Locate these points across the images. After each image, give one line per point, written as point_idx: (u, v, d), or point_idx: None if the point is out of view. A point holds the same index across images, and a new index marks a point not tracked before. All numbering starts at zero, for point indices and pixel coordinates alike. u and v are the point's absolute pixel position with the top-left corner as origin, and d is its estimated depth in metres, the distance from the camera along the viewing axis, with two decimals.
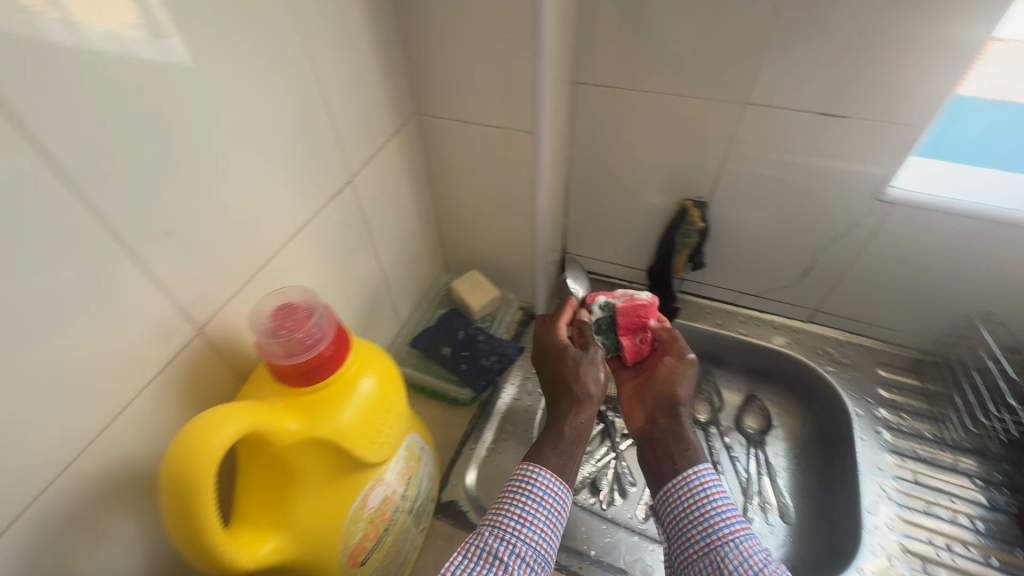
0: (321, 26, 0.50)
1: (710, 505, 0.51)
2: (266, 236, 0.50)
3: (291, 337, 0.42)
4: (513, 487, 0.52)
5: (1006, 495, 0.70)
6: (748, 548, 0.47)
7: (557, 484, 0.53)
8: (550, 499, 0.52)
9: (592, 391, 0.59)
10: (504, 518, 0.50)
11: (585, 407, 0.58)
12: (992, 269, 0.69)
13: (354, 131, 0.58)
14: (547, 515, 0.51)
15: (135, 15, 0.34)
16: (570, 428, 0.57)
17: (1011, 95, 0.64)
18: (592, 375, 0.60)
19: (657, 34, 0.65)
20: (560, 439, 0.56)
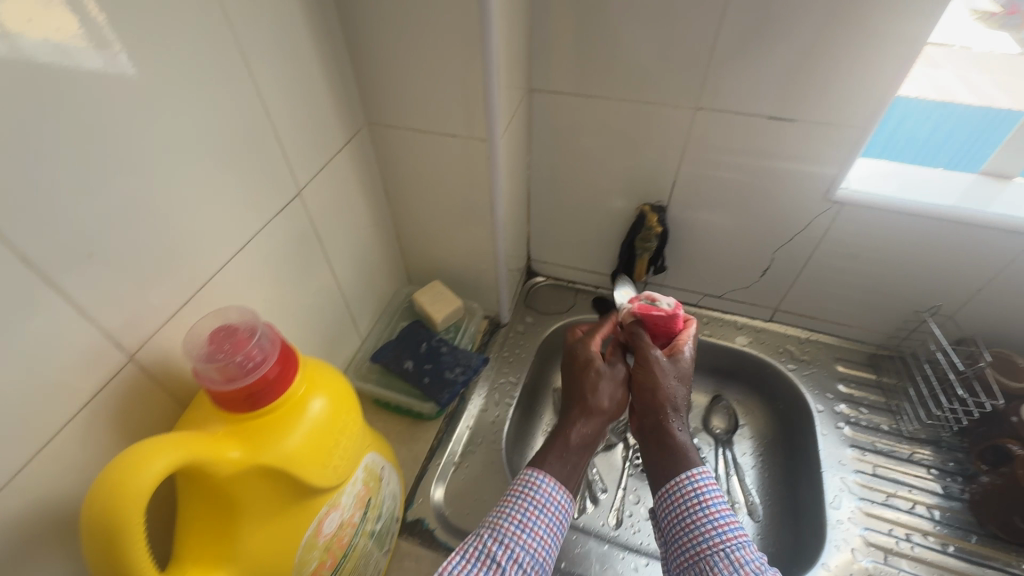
0: (260, 35, 0.48)
1: (703, 513, 0.50)
2: (209, 254, 0.48)
3: (230, 361, 0.40)
4: (517, 490, 0.53)
5: (960, 483, 0.73)
6: (740, 558, 0.47)
7: (559, 493, 0.53)
8: (551, 507, 0.52)
9: (604, 405, 0.59)
10: (504, 522, 0.50)
11: (594, 420, 0.58)
12: (936, 266, 0.72)
13: (302, 143, 0.57)
14: (547, 522, 0.52)
15: (78, 27, 0.34)
16: (577, 436, 0.57)
17: (951, 96, 0.66)
18: (608, 392, 0.61)
19: (608, 41, 0.65)
20: (567, 449, 0.56)
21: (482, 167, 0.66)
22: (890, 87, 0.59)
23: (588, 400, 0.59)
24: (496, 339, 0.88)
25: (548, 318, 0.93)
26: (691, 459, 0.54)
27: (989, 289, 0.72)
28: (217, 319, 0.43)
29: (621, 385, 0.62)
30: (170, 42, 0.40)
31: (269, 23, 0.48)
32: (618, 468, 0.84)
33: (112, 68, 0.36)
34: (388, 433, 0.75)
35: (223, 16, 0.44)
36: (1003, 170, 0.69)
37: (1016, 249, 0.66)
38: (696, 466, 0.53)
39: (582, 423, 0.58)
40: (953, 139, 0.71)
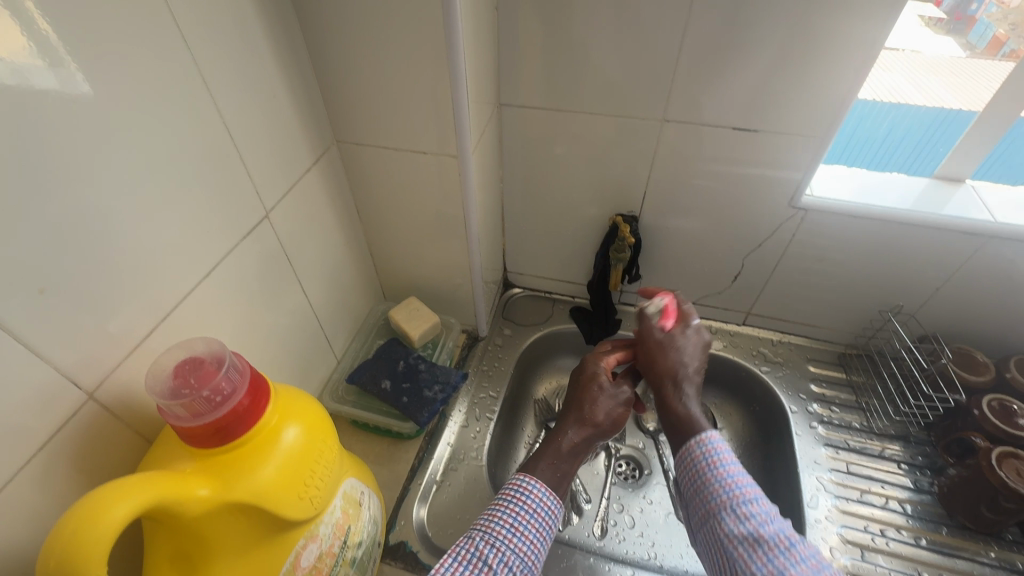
0: (221, 56, 0.47)
1: (711, 473, 0.51)
2: (173, 281, 0.46)
3: (196, 396, 0.38)
4: (508, 493, 0.52)
5: (929, 477, 0.75)
6: (747, 513, 0.48)
7: (549, 498, 0.52)
8: (542, 512, 0.52)
9: (598, 419, 0.58)
10: (497, 525, 0.50)
11: (584, 432, 0.57)
12: (897, 266, 0.75)
13: (270, 163, 0.56)
14: (538, 525, 0.51)
15: (29, 44, 0.33)
16: (567, 444, 0.56)
17: (906, 99, 0.69)
18: (606, 409, 0.59)
19: (575, 55, 0.66)
20: (559, 458, 0.55)
21: (454, 182, 0.66)
22: (845, 96, 0.61)
23: (585, 409, 0.59)
24: (475, 353, 0.87)
25: (526, 329, 0.93)
26: (700, 426, 0.55)
27: (947, 288, 0.75)
28: (183, 351, 0.42)
29: (622, 406, 0.60)
30: (128, 66, 0.39)
31: (231, 43, 0.48)
32: (602, 476, 0.84)
33: (69, 88, 0.36)
34: (367, 454, 0.73)
35: (183, 38, 0.43)
36: (955, 173, 0.73)
37: (971, 249, 0.69)
38: (705, 431, 0.54)
39: (575, 431, 0.57)
40: (908, 140, 0.73)
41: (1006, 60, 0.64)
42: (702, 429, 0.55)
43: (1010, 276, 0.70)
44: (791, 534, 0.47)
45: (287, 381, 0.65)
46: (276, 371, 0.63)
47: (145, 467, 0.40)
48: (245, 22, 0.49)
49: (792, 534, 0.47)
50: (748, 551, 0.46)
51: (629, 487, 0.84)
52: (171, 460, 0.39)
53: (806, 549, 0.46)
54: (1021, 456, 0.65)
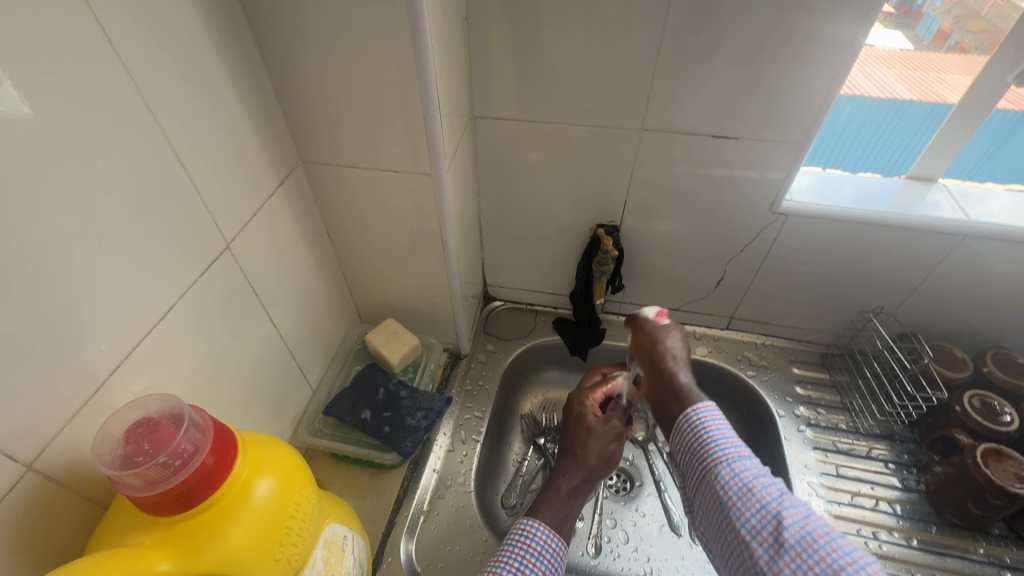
0: (171, 79, 0.43)
1: (710, 436, 0.53)
2: (125, 325, 0.42)
3: (153, 462, 0.35)
4: (511, 541, 0.53)
5: (915, 475, 0.76)
6: (740, 467, 0.51)
7: (553, 540, 0.53)
8: (546, 553, 0.52)
9: (590, 461, 0.60)
10: (502, 569, 0.50)
11: (579, 475, 0.59)
12: (876, 268, 0.75)
13: (230, 190, 0.52)
14: (544, 569, 0.51)
15: None
16: (566, 487, 0.58)
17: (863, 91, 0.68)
18: (598, 450, 0.61)
19: (549, 66, 0.64)
20: (558, 503, 0.57)
21: (430, 200, 0.63)
22: (822, 101, 0.61)
23: (578, 455, 0.60)
24: (458, 372, 0.85)
25: (509, 344, 0.90)
26: (695, 397, 0.56)
27: (925, 286, 0.75)
28: (136, 410, 0.38)
29: (612, 443, 0.62)
30: (61, 93, 0.35)
31: (179, 64, 0.44)
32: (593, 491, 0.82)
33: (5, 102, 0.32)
34: (349, 489, 0.70)
35: (122, 59, 0.39)
36: (927, 173, 0.73)
37: (946, 248, 0.70)
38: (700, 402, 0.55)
39: (568, 476, 0.59)
40: (863, 133, 0.72)
41: (951, 53, 0.66)
42: (693, 402, 0.55)
43: (985, 272, 0.71)
44: (780, 488, 0.49)
45: (259, 418, 0.61)
46: (246, 410, 0.59)
47: (101, 537, 0.37)
48: (196, 40, 0.45)
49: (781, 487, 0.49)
50: (742, 500, 0.49)
51: (621, 500, 0.82)
52: (128, 530, 0.36)
53: (794, 498, 0.48)
54: (1002, 452, 0.67)
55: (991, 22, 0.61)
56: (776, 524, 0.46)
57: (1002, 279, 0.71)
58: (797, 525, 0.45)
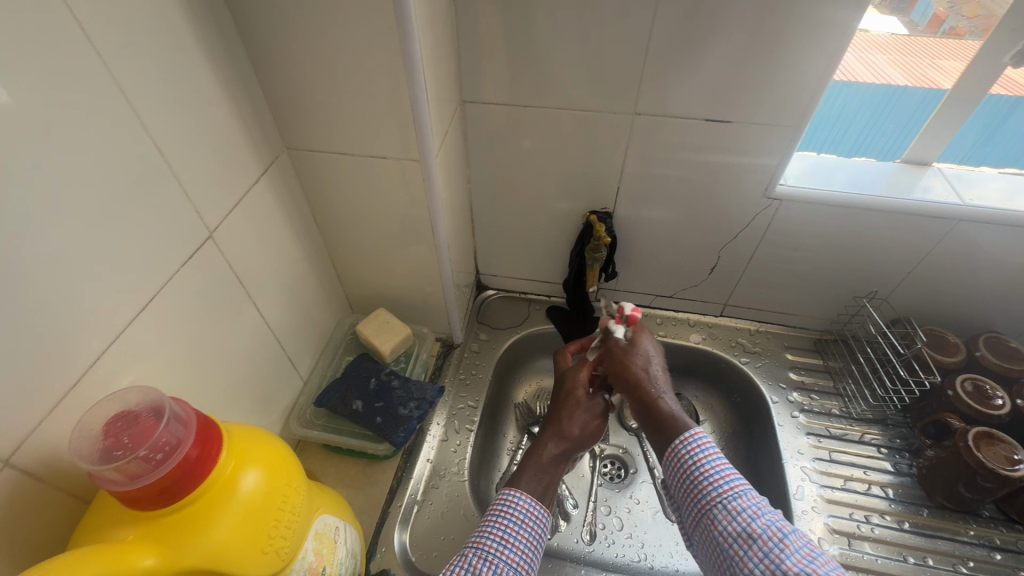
0: (146, 62, 0.42)
1: (700, 473, 0.55)
2: (105, 318, 0.41)
3: (132, 456, 0.34)
4: (495, 510, 0.54)
5: (907, 459, 0.76)
6: (737, 508, 0.52)
7: (536, 508, 0.54)
8: (530, 522, 0.53)
9: (575, 432, 0.60)
10: (487, 540, 0.51)
11: (564, 443, 0.60)
12: (870, 253, 0.75)
13: (212, 178, 0.50)
14: (528, 537, 0.52)
15: None
16: (548, 455, 0.58)
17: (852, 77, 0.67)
18: (582, 422, 0.61)
19: (540, 50, 0.63)
20: (544, 472, 0.57)
21: (419, 187, 0.62)
22: (816, 85, 0.60)
23: (563, 426, 0.61)
24: (451, 362, 0.84)
25: (502, 333, 0.90)
26: (683, 424, 0.57)
27: (918, 271, 0.75)
28: (115, 403, 0.37)
29: (596, 418, 0.62)
30: (28, 77, 0.34)
31: (155, 46, 0.42)
32: (588, 478, 0.82)
33: None
34: (342, 479, 0.69)
35: (94, 42, 0.37)
36: (923, 157, 0.73)
37: (939, 233, 0.70)
38: (689, 430, 0.57)
39: (554, 444, 0.59)
40: (858, 120, 0.72)
41: (945, 38, 0.64)
42: (685, 427, 0.57)
43: (979, 257, 0.71)
44: (784, 526, 0.49)
45: (249, 410, 0.60)
46: (235, 402, 0.58)
47: (83, 534, 0.36)
48: (172, 22, 0.43)
49: (784, 525, 0.49)
50: (743, 546, 0.50)
51: (615, 487, 0.82)
52: (110, 526, 0.35)
53: (798, 538, 0.48)
54: (993, 435, 0.67)
55: (987, 7, 0.60)
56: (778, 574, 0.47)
57: (996, 263, 0.71)
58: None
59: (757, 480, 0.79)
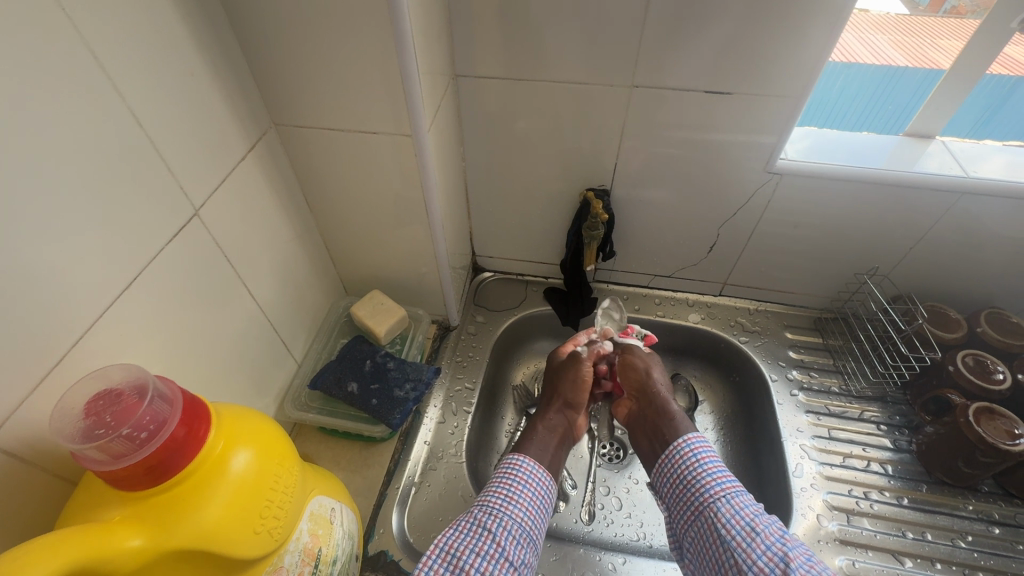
0: (120, 31, 0.39)
1: (702, 469, 0.59)
2: (83, 299, 0.40)
3: (114, 436, 0.33)
4: (500, 474, 0.58)
5: (907, 436, 0.76)
6: (739, 502, 0.54)
7: (538, 470, 0.58)
8: (533, 483, 0.57)
9: (566, 392, 0.68)
10: (492, 497, 0.55)
11: (559, 410, 0.67)
12: (871, 229, 0.74)
13: (195, 154, 0.48)
14: (531, 496, 0.56)
15: None
16: (544, 425, 0.65)
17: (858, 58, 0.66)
18: (572, 381, 0.69)
19: (535, 20, 0.60)
20: (544, 438, 0.63)
21: (411, 164, 0.60)
22: (821, 54, 0.58)
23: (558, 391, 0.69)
24: (447, 344, 0.83)
25: (499, 315, 0.89)
26: (686, 428, 0.63)
27: (919, 247, 0.74)
28: (97, 381, 0.36)
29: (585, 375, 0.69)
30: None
31: (129, 10, 0.39)
32: (586, 459, 0.81)
33: None
34: (338, 462, 0.69)
35: (62, 8, 0.35)
36: (926, 129, 0.70)
37: (943, 207, 0.68)
38: (692, 432, 0.62)
39: (552, 409, 0.68)
40: (862, 94, 0.70)
41: (948, 16, 0.63)
42: (683, 432, 0.63)
43: (982, 231, 0.70)
44: (782, 526, 0.52)
45: (241, 393, 0.59)
46: (228, 385, 0.57)
47: (67, 516, 0.35)
48: None
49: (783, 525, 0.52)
50: (746, 539, 0.51)
51: (613, 467, 0.81)
52: (95, 509, 0.34)
53: (796, 539, 0.51)
54: (994, 410, 0.66)
55: None
56: (781, 565, 0.48)
57: (999, 238, 0.70)
58: (802, 566, 0.47)
59: (754, 462, 0.79)
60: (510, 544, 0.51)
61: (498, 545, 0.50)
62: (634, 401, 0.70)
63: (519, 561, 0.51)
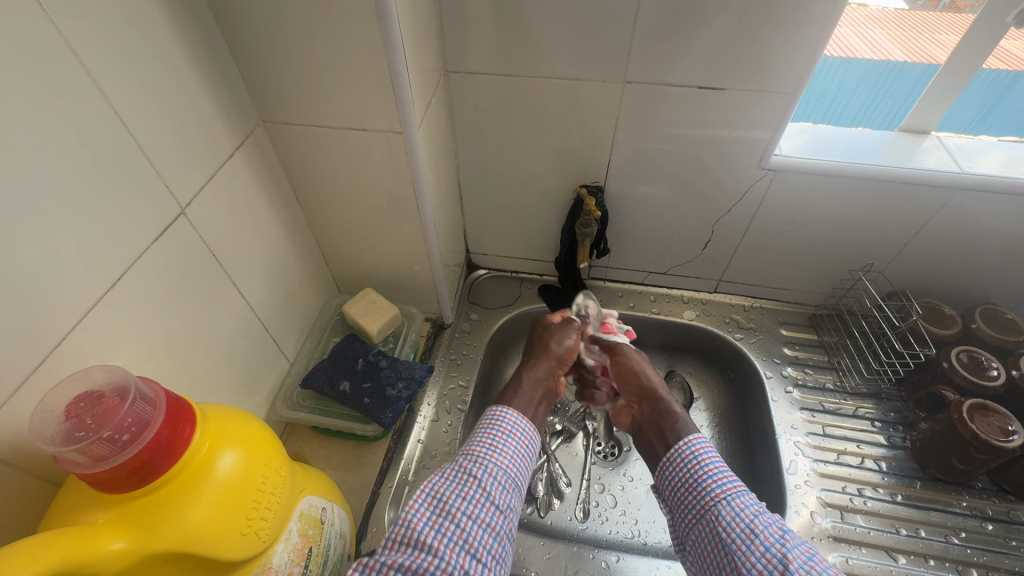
0: (101, 29, 0.39)
1: (703, 470, 0.58)
2: (66, 300, 0.39)
3: (97, 437, 0.33)
4: (485, 425, 0.59)
5: (901, 432, 0.76)
6: (740, 504, 0.54)
7: (521, 422, 0.60)
8: (517, 433, 0.59)
9: (551, 351, 0.71)
10: (477, 446, 0.57)
11: (548, 363, 0.69)
12: (865, 225, 0.73)
13: (181, 151, 0.48)
14: (516, 446, 0.58)
15: None
16: (528, 378, 0.67)
17: (858, 53, 0.66)
18: (557, 343, 0.72)
19: (526, 15, 0.60)
20: (529, 389, 0.65)
21: (402, 162, 0.60)
22: (814, 51, 0.57)
23: (546, 345, 0.71)
24: (441, 342, 0.83)
25: (493, 313, 0.88)
26: (688, 429, 0.62)
27: (914, 243, 0.74)
28: (78, 382, 0.35)
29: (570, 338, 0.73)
30: None
31: (108, 4, 0.39)
32: (581, 456, 0.81)
33: None
34: (331, 460, 0.69)
35: (41, 5, 0.34)
36: (921, 125, 0.70)
37: (937, 203, 0.68)
38: (692, 433, 0.62)
39: (541, 363, 0.69)
40: (860, 89, 0.70)
41: (947, 11, 0.63)
42: (685, 433, 0.62)
43: (977, 227, 0.69)
44: (783, 527, 0.52)
45: (232, 393, 0.59)
46: (218, 384, 0.57)
47: (51, 520, 0.34)
48: None
49: (784, 527, 0.52)
50: (746, 543, 0.51)
51: (608, 465, 0.81)
52: (79, 511, 0.34)
53: (797, 538, 0.51)
54: (988, 406, 0.66)
55: None
56: (780, 568, 0.48)
57: (993, 234, 0.70)
58: (802, 568, 0.47)
59: (750, 460, 0.79)
60: (495, 488, 0.53)
61: (484, 490, 0.52)
62: (636, 406, 0.70)
63: (504, 505, 0.53)
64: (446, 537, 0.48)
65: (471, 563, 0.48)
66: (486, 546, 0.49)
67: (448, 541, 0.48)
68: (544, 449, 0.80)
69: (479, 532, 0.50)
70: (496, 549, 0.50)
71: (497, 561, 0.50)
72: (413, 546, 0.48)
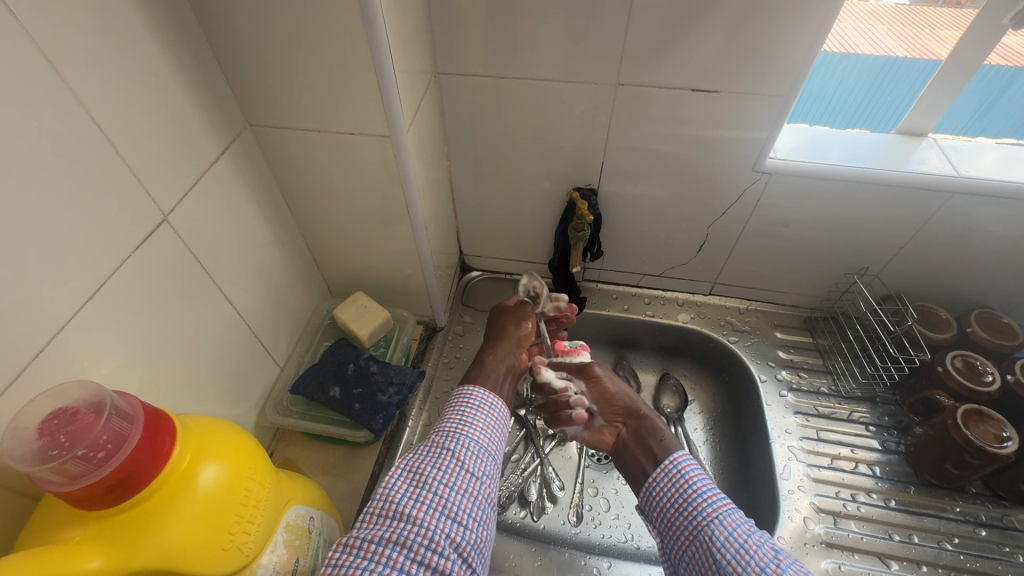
0: (76, 33, 0.38)
1: (693, 491, 0.57)
2: (42, 311, 0.38)
3: (71, 455, 0.32)
4: (455, 403, 0.61)
5: (895, 437, 0.76)
6: (732, 522, 0.54)
7: (490, 396, 0.61)
8: (486, 407, 0.60)
9: (508, 332, 0.72)
10: (449, 421, 0.58)
11: (508, 344, 0.70)
12: (860, 227, 0.73)
13: (163, 157, 0.47)
14: (487, 419, 0.59)
15: None
16: (489, 357, 0.68)
17: (858, 48, 0.64)
18: (515, 326, 0.73)
19: (517, 17, 0.59)
20: (493, 366, 0.66)
21: (392, 166, 0.59)
22: (809, 54, 0.57)
23: (504, 328, 0.72)
24: (434, 345, 0.82)
25: (486, 315, 0.88)
26: (673, 449, 0.62)
27: (910, 247, 0.73)
28: (53, 398, 0.34)
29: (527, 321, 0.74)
30: None
31: (83, 7, 0.38)
32: (575, 459, 0.81)
33: None
34: (322, 465, 0.68)
35: (13, 11, 0.33)
36: (917, 127, 0.69)
37: (934, 206, 0.67)
38: (676, 452, 0.62)
39: (503, 344, 0.70)
40: (858, 88, 0.68)
41: (945, 7, 0.61)
42: (669, 454, 0.62)
43: (973, 230, 0.69)
44: (774, 545, 0.52)
45: (220, 400, 0.58)
46: (206, 392, 0.56)
47: (28, 539, 0.34)
48: None
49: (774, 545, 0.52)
50: (741, 562, 0.51)
51: (602, 468, 0.81)
52: (57, 528, 0.34)
53: (788, 557, 0.51)
54: (983, 412, 0.66)
55: None
56: None
57: (989, 238, 0.69)
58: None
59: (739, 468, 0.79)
60: (470, 458, 0.55)
61: (458, 460, 0.54)
62: (621, 424, 0.69)
63: (481, 473, 0.55)
64: (426, 506, 0.50)
65: (452, 527, 0.50)
66: (466, 510, 0.52)
67: (427, 509, 0.50)
68: (537, 454, 0.80)
69: (457, 498, 0.52)
70: (477, 512, 0.52)
71: (479, 522, 0.52)
72: (392, 517, 0.49)
